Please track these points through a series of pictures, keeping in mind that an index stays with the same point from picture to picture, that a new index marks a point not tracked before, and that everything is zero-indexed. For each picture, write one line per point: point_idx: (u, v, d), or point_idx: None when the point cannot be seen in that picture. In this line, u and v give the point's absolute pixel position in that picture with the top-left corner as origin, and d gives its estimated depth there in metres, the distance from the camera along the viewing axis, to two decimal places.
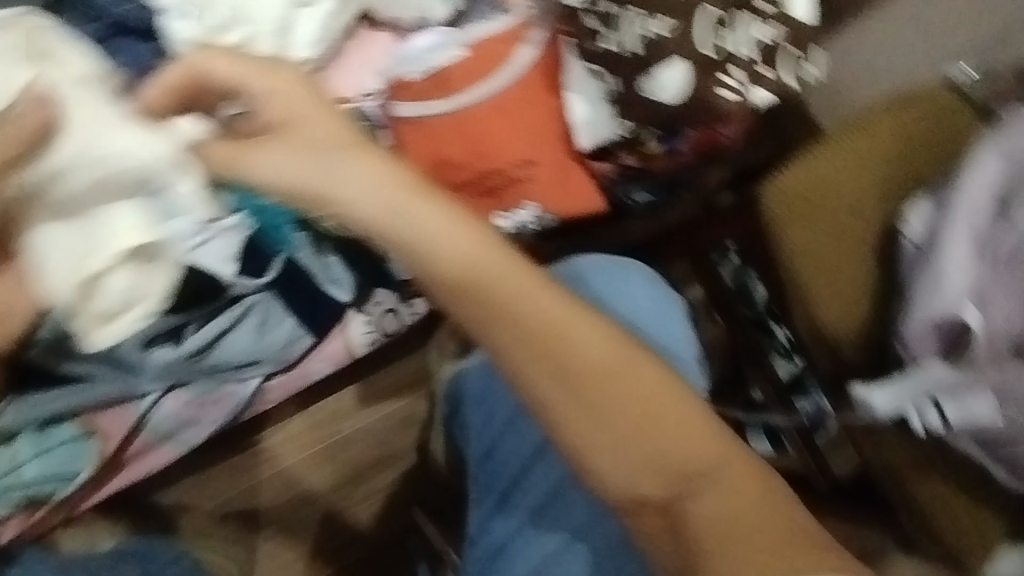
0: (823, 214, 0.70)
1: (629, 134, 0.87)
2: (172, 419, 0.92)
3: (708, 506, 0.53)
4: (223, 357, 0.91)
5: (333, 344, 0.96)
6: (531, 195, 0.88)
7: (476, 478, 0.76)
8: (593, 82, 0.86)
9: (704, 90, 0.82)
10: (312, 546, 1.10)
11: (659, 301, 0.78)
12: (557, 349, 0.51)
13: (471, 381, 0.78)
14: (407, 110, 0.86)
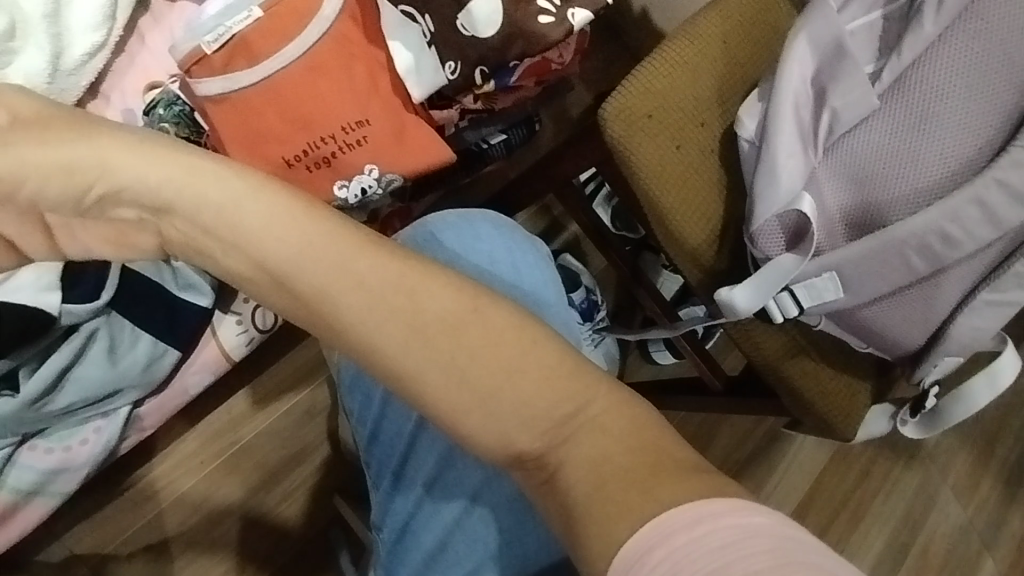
0: (663, 126, 0.71)
1: (458, 77, 0.76)
2: (36, 473, 0.82)
3: (585, 453, 0.44)
4: (75, 394, 0.80)
5: (204, 353, 0.87)
6: (372, 157, 0.81)
7: (368, 463, 0.75)
8: (409, 27, 0.76)
9: (521, 20, 0.72)
10: (236, 560, 1.07)
11: (514, 250, 0.78)
12: (397, 306, 0.42)
13: (342, 369, 0.76)
14: (211, 87, 0.76)
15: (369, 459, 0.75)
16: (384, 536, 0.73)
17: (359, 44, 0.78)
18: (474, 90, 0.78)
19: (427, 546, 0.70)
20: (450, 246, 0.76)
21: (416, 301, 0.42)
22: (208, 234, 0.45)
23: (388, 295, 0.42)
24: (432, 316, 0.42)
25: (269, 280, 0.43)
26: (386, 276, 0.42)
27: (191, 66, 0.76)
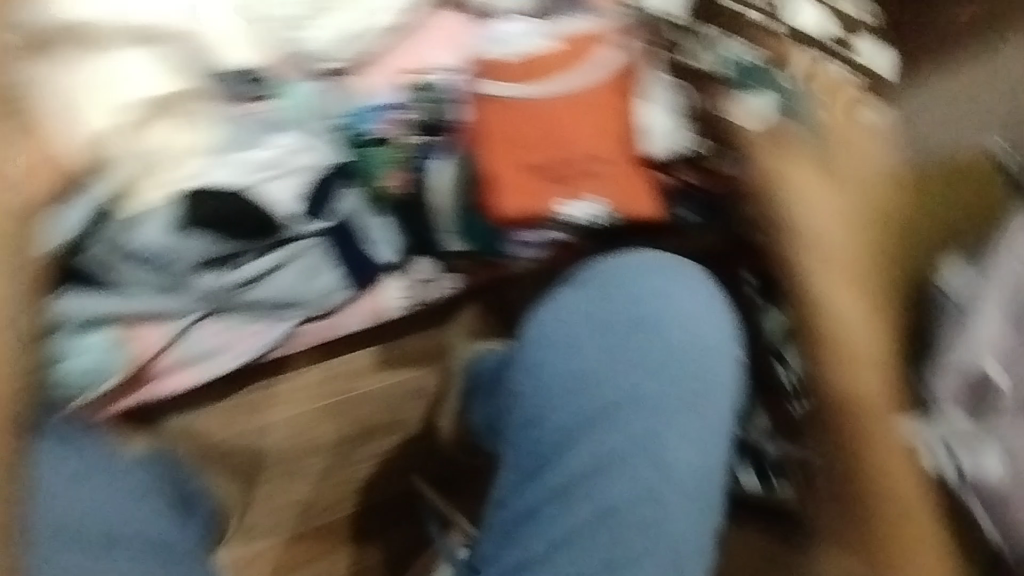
0: (879, 249, 0.92)
1: (697, 149, 0.96)
2: (205, 343, 0.94)
3: (896, 506, 0.81)
4: (268, 292, 0.92)
5: (366, 302, 1.00)
6: (594, 190, 0.94)
7: (513, 443, 0.71)
8: (670, 95, 0.97)
9: (767, 125, 0.91)
10: (308, 496, 1.13)
11: (709, 299, 0.75)
12: (836, 341, 0.84)
13: (524, 348, 0.73)
14: (495, 89, 0.91)
15: (517, 442, 0.71)
16: (503, 513, 0.69)
17: (607, 98, 0.93)
18: (696, 162, 0.94)
19: (550, 536, 0.67)
20: (664, 284, 0.74)
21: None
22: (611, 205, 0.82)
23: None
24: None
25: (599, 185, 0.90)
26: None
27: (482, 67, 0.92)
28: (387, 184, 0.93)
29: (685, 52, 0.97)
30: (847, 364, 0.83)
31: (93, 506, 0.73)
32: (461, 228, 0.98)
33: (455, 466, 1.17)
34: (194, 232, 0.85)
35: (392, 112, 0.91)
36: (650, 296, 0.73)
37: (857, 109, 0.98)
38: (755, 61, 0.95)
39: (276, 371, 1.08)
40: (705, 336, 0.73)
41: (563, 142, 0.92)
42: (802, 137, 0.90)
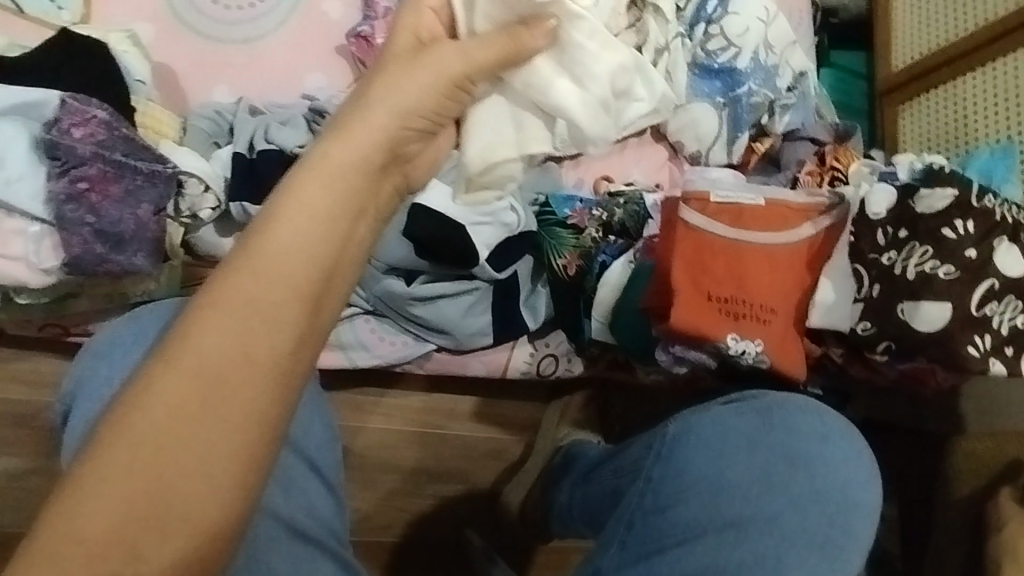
0: None
1: (863, 335, 0.87)
2: (357, 336, 1.04)
3: None
4: (429, 313, 1.02)
5: (499, 354, 1.09)
6: (761, 334, 0.88)
7: (632, 525, 0.72)
8: (849, 279, 0.89)
9: (955, 340, 0.81)
10: (365, 511, 1.14)
11: (861, 465, 0.75)
12: None
13: (667, 441, 0.75)
14: (695, 218, 0.90)
15: (630, 520, 0.72)
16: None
17: (799, 265, 0.91)
18: (866, 352, 0.88)
19: None
20: (828, 435, 0.75)
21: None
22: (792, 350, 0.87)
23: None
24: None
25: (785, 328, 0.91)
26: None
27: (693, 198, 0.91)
28: (560, 262, 1.06)
29: (888, 250, 0.87)
30: None
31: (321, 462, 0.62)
32: (610, 320, 1.02)
33: (505, 538, 1.18)
34: (402, 240, 0.98)
35: (586, 208, 1.07)
36: (806, 436, 0.74)
37: None
38: (949, 279, 0.82)
39: (389, 385, 1.16)
40: (845, 493, 0.73)
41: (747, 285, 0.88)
42: (982, 364, 0.82)
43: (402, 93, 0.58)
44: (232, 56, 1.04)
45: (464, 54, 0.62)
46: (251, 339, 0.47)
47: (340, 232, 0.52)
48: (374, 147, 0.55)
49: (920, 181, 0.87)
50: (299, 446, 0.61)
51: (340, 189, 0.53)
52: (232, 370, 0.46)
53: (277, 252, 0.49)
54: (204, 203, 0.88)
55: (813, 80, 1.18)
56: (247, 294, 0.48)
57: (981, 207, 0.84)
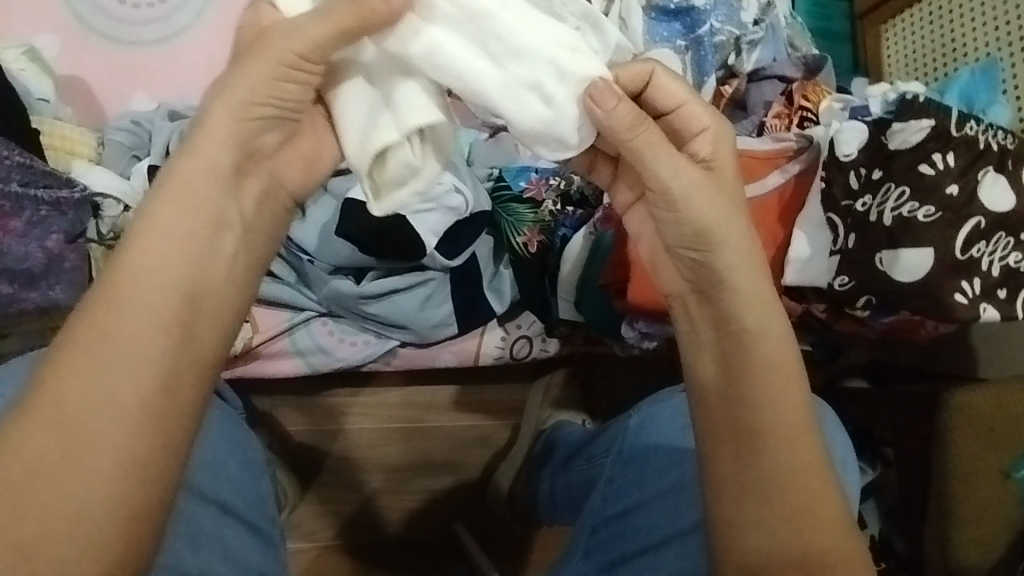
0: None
1: (843, 290, 0.79)
2: (314, 340, 0.99)
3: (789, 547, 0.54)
4: (384, 310, 0.97)
5: (467, 342, 1.04)
6: None
7: (596, 532, 0.70)
8: (824, 230, 0.81)
9: (941, 288, 0.74)
10: (354, 512, 1.11)
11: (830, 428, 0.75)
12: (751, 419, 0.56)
13: (626, 440, 0.74)
14: None
15: (594, 526, 0.71)
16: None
17: (771, 218, 0.83)
18: (846, 307, 0.81)
19: None
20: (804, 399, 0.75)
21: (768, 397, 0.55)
22: None
23: (773, 430, 0.55)
24: (758, 473, 0.54)
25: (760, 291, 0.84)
26: (794, 419, 0.56)
27: None
28: (519, 240, 0.99)
29: (864, 196, 0.78)
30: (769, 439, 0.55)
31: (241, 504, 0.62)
32: (576, 298, 0.98)
33: (499, 525, 1.15)
34: (342, 240, 0.92)
35: (543, 178, 1.01)
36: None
37: None
38: (930, 221, 0.74)
39: (363, 384, 1.12)
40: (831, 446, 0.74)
41: None
42: (972, 312, 0.74)
43: (238, 79, 0.48)
44: (148, 58, 0.98)
45: (292, 29, 0.49)
46: (112, 378, 0.42)
47: (198, 252, 0.46)
48: (226, 149, 0.49)
49: (894, 114, 0.79)
50: (198, 490, 0.59)
51: (189, 204, 0.47)
52: (92, 418, 0.41)
53: (128, 282, 0.44)
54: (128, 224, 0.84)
55: (783, 8, 1.06)
56: (104, 334, 0.43)
57: (963, 135, 0.76)
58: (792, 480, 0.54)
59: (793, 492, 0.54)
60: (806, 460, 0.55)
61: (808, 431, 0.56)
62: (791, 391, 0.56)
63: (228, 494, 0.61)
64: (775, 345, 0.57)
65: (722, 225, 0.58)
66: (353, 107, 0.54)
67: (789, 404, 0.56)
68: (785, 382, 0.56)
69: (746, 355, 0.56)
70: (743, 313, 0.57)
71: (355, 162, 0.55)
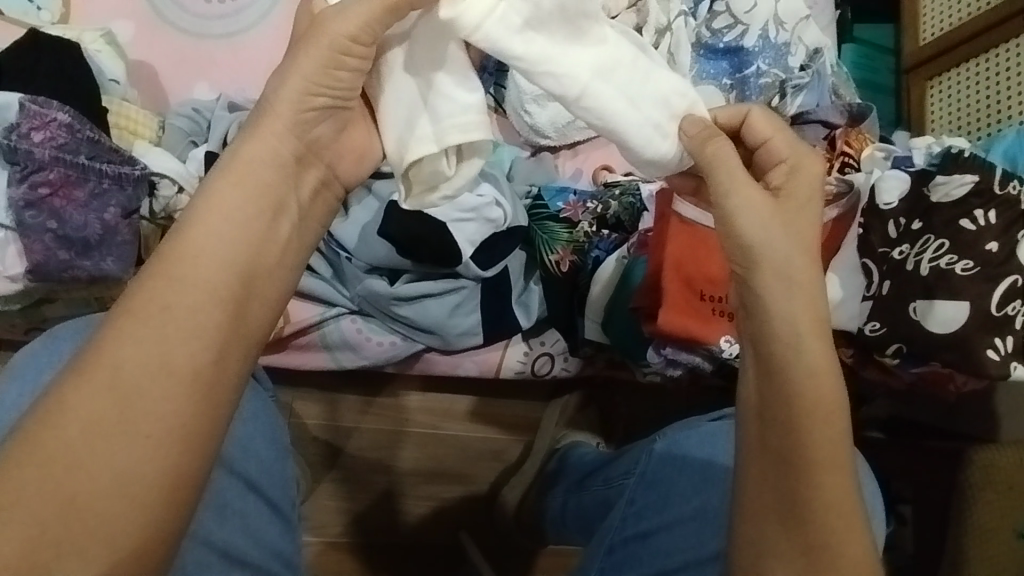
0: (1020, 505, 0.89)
1: (874, 336, 0.80)
2: (342, 337, 1.01)
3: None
4: (414, 313, 0.98)
5: (491, 353, 1.05)
6: None
7: (612, 552, 0.70)
8: (857, 276, 0.82)
9: (974, 342, 0.74)
10: (362, 512, 1.11)
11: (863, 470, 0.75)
12: (793, 445, 0.52)
13: (649, 460, 0.74)
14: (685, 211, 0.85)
15: (610, 545, 0.70)
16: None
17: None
18: (877, 354, 0.81)
19: None
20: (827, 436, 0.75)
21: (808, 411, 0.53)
22: None
23: (809, 457, 0.52)
24: (790, 500, 0.52)
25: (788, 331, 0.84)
26: (830, 450, 0.52)
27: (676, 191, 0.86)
28: (552, 257, 1.01)
29: (901, 244, 0.79)
30: (814, 465, 0.52)
31: (265, 484, 0.63)
32: (603, 320, 0.99)
33: (506, 541, 1.14)
34: (382, 240, 0.95)
35: (580, 201, 1.02)
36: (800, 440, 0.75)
37: None
38: (967, 275, 0.75)
39: (381, 388, 1.13)
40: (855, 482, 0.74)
41: None
42: (1003, 369, 0.74)
43: (294, 71, 0.51)
44: (215, 52, 1.02)
45: (342, 11, 0.51)
46: (168, 349, 0.43)
47: (257, 230, 0.49)
48: (288, 137, 0.52)
49: (937, 167, 0.80)
50: (232, 465, 0.60)
51: (252, 189, 0.50)
52: (144, 386, 0.42)
53: (188, 258, 0.46)
54: (179, 204, 0.87)
55: (829, 57, 1.08)
56: (162, 305, 0.44)
57: (1005, 194, 0.76)
58: (824, 512, 0.51)
59: (824, 525, 0.51)
60: (837, 494, 0.52)
61: (843, 463, 0.53)
62: (831, 422, 0.53)
63: (256, 473, 0.63)
64: (821, 368, 0.53)
65: (773, 245, 0.55)
66: (397, 112, 0.58)
67: (831, 434, 0.53)
68: (831, 413, 0.53)
69: (787, 377, 0.53)
70: (793, 331, 0.54)
71: (394, 160, 0.60)
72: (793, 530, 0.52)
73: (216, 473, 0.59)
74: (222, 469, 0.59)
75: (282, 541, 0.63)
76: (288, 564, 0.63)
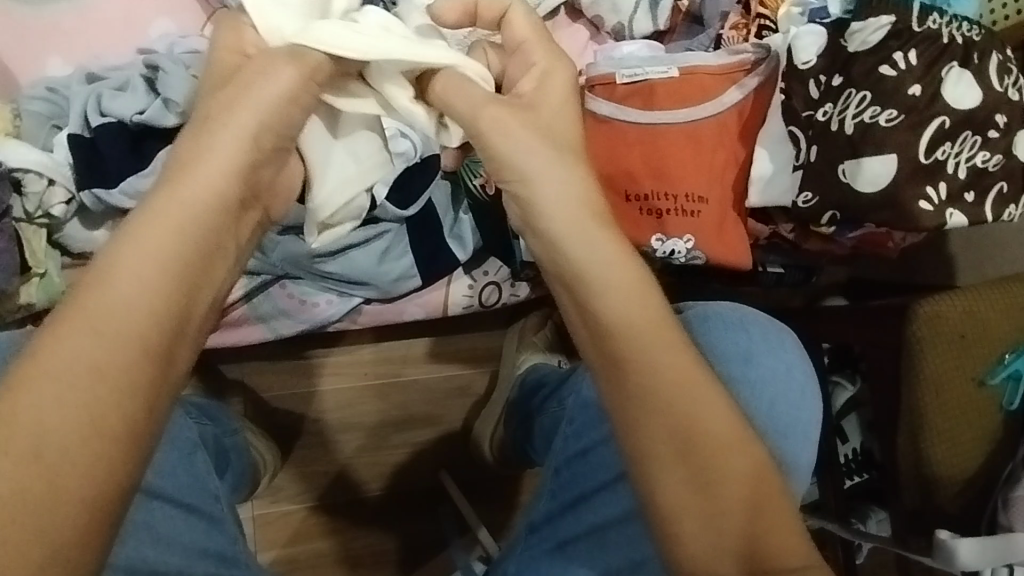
0: (962, 348, 0.80)
1: (805, 209, 0.76)
2: (274, 305, 0.96)
3: (701, 506, 0.52)
4: (341, 267, 0.94)
5: (434, 293, 1.01)
6: (690, 227, 0.80)
7: (556, 471, 0.69)
8: (787, 146, 0.77)
9: (905, 195, 0.71)
10: (338, 472, 1.11)
11: (797, 376, 0.73)
12: (654, 390, 0.52)
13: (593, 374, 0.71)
14: (601, 107, 0.79)
15: (556, 466, 0.69)
16: (530, 539, 0.68)
17: (730, 136, 0.80)
18: (811, 226, 0.78)
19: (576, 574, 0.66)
20: (730, 349, 0.72)
21: (649, 341, 0.52)
22: (716, 239, 0.80)
23: (664, 387, 0.52)
24: (660, 430, 0.52)
25: (718, 217, 0.80)
26: (682, 368, 0.52)
27: (597, 85, 0.80)
28: (477, 183, 0.95)
29: (822, 103, 0.74)
30: (680, 389, 0.52)
31: (169, 487, 0.61)
32: None
33: (488, 472, 1.15)
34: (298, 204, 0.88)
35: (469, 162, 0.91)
36: (731, 356, 0.72)
37: (1001, 214, 0.74)
38: (891, 127, 0.71)
39: (331, 347, 1.10)
40: (778, 405, 0.72)
41: (670, 176, 0.79)
42: (938, 219, 0.72)
43: (244, 110, 0.52)
44: (59, 19, 0.90)
45: (270, 68, 0.54)
46: (95, 396, 0.43)
47: (190, 273, 0.48)
48: (231, 170, 0.51)
49: (852, 13, 0.74)
50: (150, 489, 0.60)
51: (183, 228, 0.48)
52: (77, 444, 0.43)
53: (111, 309, 0.45)
54: (54, 198, 0.80)
55: None
56: (85, 357, 0.44)
57: (924, 31, 0.72)
58: (697, 428, 0.52)
59: (706, 442, 0.52)
60: (706, 401, 0.52)
61: (699, 368, 0.53)
62: (671, 338, 0.53)
63: (170, 482, 0.62)
64: (628, 282, 0.53)
65: (523, 155, 0.56)
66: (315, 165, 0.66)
67: (676, 357, 0.52)
68: (663, 332, 0.53)
69: (611, 313, 0.52)
70: (591, 268, 0.53)
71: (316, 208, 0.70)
72: (682, 461, 0.52)
73: (136, 501, 0.59)
74: (142, 495, 0.60)
75: (217, 541, 0.63)
76: (224, 560, 0.63)
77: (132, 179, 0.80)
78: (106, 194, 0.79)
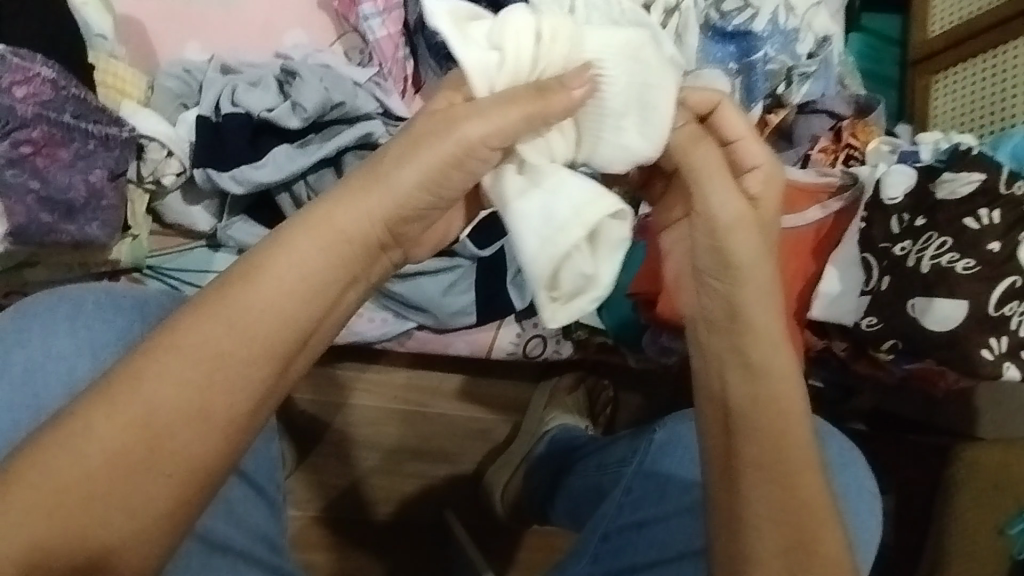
0: (998, 497, 0.84)
1: (869, 332, 0.80)
2: None
3: None
4: (408, 290, 0.97)
5: (484, 334, 1.03)
6: None
7: (603, 538, 0.71)
8: (857, 270, 0.82)
9: (970, 341, 0.75)
10: (348, 488, 1.11)
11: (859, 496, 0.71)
12: (753, 459, 0.52)
13: (662, 455, 0.74)
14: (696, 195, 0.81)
15: (605, 533, 0.71)
16: None
17: (805, 252, 0.84)
18: (870, 349, 0.82)
19: None
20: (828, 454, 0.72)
21: (774, 408, 0.53)
22: None
23: (764, 458, 0.52)
24: (755, 506, 0.51)
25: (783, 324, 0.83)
26: (791, 448, 0.52)
27: None
28: None
29: (902, 240, 0.79)
30: (781, 465, 0.52)
31: (256, 474, 0.65)
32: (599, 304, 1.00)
33: (493, 522, 1.15)
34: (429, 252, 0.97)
35: None
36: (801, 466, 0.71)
37: None
38: (968, 276, 0.75)
39: (369, 363, 1.11)
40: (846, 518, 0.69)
41: None
42: (996, 370, 0.75)
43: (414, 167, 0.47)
44: (206, 11, 0.97)
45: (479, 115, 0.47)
46: (213, 391, 0.43)
47: (326, 300, 0.46)
48: (378, 218, 0.47)
49: (944, 163, 0.80)
50: (244, 474, 0.64)
51: (326, 250, 0.46)
52: (175, 424, 0.42)
53: (257, 305, 0.44)
54: (167, 169, 0.85)
55: (838, 44, 0.98)
56: (216, 352, 0.43)
57: (1011, 194, 0.76)
58: (795, 511, 0.51)
59: (797, 526, 0.51)
60: (810, 502, 0.51)
61: (813, 469, 0.52)
62: (794, 411, 0.53)
63: (254, 469, 0.66)
64: (785, 358, 0.54)
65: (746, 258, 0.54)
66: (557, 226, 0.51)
67: (789, 432, 0.53)
68: (788, 408, 0.53)
69: (766, 376, 0.54)
70: (767, 348, 0.54)
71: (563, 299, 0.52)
72: (764, 536, 0.50)
73: (230, 481, 0.62)
74: (235, 476, 0.63)
75: (271, 529, 0.65)
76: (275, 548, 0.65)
77: (244, 168, 0.85)
78: (217, 176, 0.84)
